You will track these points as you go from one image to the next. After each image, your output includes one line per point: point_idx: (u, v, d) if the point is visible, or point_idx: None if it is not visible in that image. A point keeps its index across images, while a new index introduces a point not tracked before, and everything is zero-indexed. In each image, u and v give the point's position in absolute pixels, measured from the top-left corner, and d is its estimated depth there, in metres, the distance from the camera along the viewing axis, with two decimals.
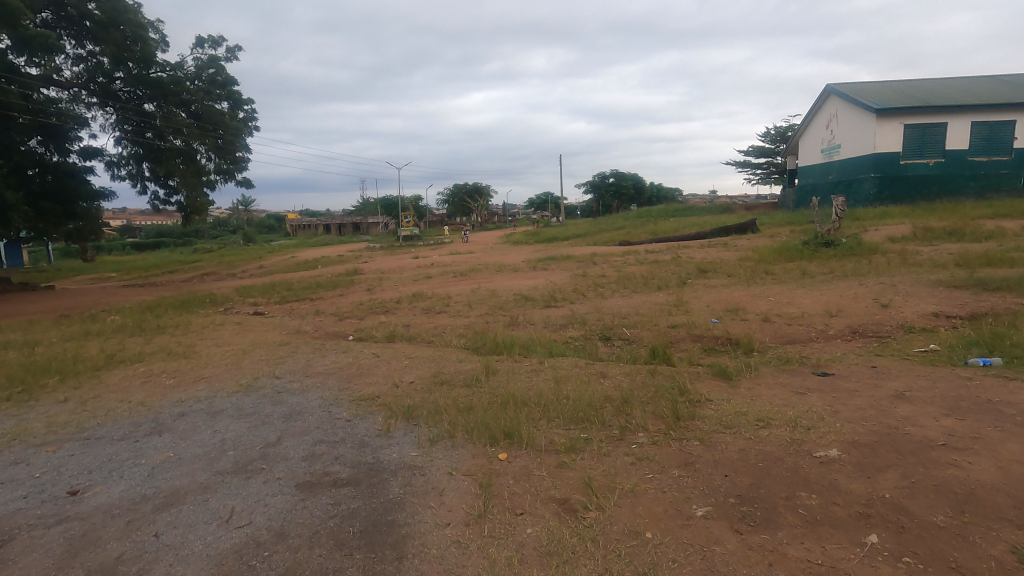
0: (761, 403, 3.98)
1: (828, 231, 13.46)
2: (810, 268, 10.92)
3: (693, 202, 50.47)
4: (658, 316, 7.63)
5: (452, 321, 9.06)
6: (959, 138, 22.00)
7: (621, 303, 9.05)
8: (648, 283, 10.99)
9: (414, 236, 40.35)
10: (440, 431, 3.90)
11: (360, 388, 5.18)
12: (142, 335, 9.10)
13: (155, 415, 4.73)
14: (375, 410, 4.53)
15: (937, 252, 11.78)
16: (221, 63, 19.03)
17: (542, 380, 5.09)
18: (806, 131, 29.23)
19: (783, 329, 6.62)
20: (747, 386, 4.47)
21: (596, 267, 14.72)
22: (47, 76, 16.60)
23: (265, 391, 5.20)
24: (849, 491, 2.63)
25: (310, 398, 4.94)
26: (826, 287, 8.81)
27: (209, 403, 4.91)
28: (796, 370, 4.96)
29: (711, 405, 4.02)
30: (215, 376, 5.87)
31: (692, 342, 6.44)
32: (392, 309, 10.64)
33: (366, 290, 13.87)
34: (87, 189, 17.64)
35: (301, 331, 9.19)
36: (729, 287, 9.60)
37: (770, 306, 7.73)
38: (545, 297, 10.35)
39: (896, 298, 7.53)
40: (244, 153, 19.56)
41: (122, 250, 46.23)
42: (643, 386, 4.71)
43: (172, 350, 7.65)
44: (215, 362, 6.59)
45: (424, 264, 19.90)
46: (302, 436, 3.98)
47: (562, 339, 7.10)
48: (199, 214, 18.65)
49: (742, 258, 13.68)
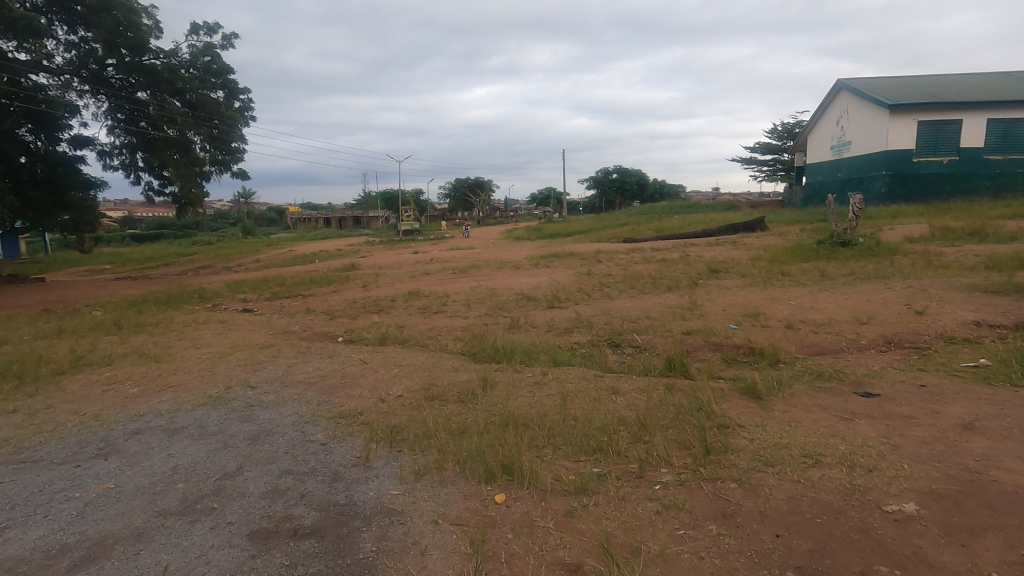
0: (803, 433, 3.40)
1: (844, 230, 12.87)
2: (828, 269, 10.34)
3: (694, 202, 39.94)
4: (671, 320, 7.04)
5: (449, 323, 8.47)
6: (974, 135, 21.33)
7: (630, 305, 8.46)
8: (657, 283, 10.41)
9: (414, 230, 39.87)
10: (427, 462, 3.34)
11: (341, 402, 4.61)
12: (118, 334, 8.51)
13: (106, 432, 4.15)
14: (355, 430, 3.96)
15: (959, 253, 11.20)
16: (217, 50, 18.40)
17: (546, 395, 4.52)
18: (815, 127, 28.56)
19: (810, 338, 6.04)
20: (783, 408, 3.90)
21: (601, 265, 14.14)
22: (37, 62, 15.96)
23: (234, 405, 4.63)
24: (941, 566, 2.07)
25: (284, 414, 4.37)
26: (851, 290, 8.21)
27: (169, 420, 4.34)
28: (835, 388, 4.38)
29: (744, 433, 3.45)
30: (184, 385, 5.30)
31: (710, 352, 5.87)
32: (386, 308, 10.05)
33: (361, 286, 13.28)
34: (77, 178, 17.05)
35: (290, 331, 8.61)
36: (745, 289, 9.01)
37: (792, 311, 7.14)
38: (548, 297, 9.76)
39: (931, 303, 6.92)
40: (239, 144, 18.96)
41: (120, 241, 45.78)
42: (661, 405, 4.15)
43: (146, 352, 7.07)
44: (187, 368, 6.03)
45: (423, 259, 19.36)
46: (267, 464, 3.41)
47: (566, 345, 6.53)
48: (193, 205, 18.01)
49: (754, 257, 13.08)
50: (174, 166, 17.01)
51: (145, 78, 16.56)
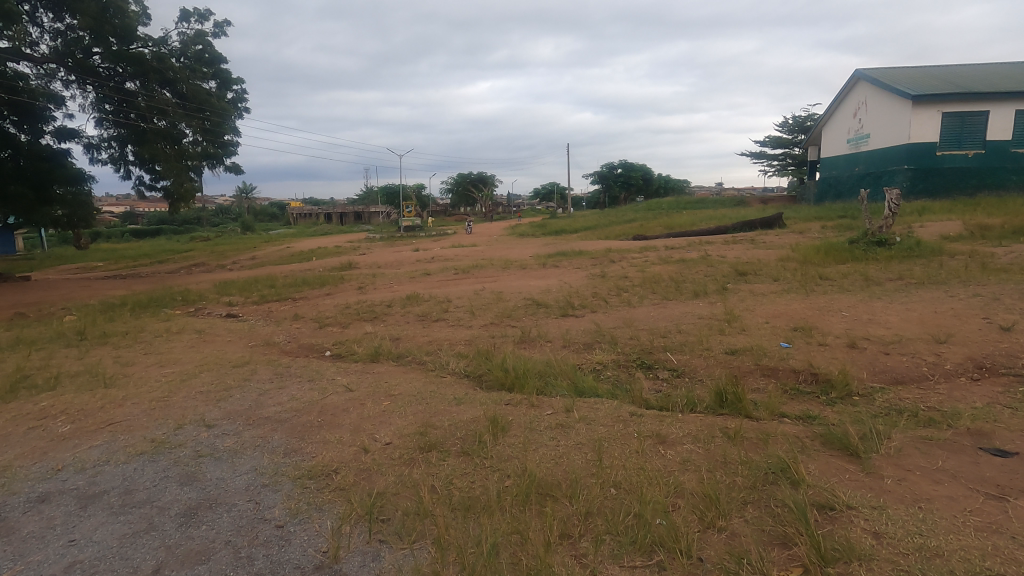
0: (951, 525, 2.42)
1: (880, 228, 11.84)
2: (869, 272, 9.31)
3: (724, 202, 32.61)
4: (709, 336, 6.04)
5: (451, 334, 7.48)
6: (1002, 128, 20.26)
7: (655, 315, 7.48)
8: (681, 287, 9.40)
9: (415, 226, 38.95)
10: (416, 567, 2.38)
11: (313, 453, 3.64)
12: (79, 346, 7.55)
13: (4, 499, 3.20)
14: (326, 502, 2.99)
15: (1011, 254, 10.18)
16: (208, 38, 17.39)
17: (573, 446, 3.54)
18: (831, 120, 27.41)
19: (883, 361, 5.06)
20: (898, 474, 2.93)
21: (615, 265, 13.13)
22: (18, 51, 14.92)
23: (178, 456, 3.66)
24: None
25: (239, 472, 3.40)
26: (907, 299, 7.22)
27: (90, 479, 3.37)
28: (949, 439, 3.38)
29: (864, 523, 2.48)
30: (127, 422, 4.34)
31: (764, 379, 4.89)
32: (381, 315, 9.08)
33: (356, 289, 12.31)
34: (68, 172, 16.03)
35: (272, 343, 7.63)
36: (784, 296, 7.99)
37: (849, 326, 6.12)
38: (561, 304, 8.76)
39: (1015, 318, 5.91)
40: (232, 137, 17.97)
41: (119, 237, 45.00)
42: (727, 466, 3.17)
43: (100, 372, 6.10)
44: (140, 395, 5.07)
45: (424, 258, 18.41)
46: (198, 566, 2.46)
47: (588, 367, 5.56)
48: (184, 201, 16.93)
49: (782, 257, 12.05)
50: (164, 159, 15.94)
51: (133, 67, 15.52)
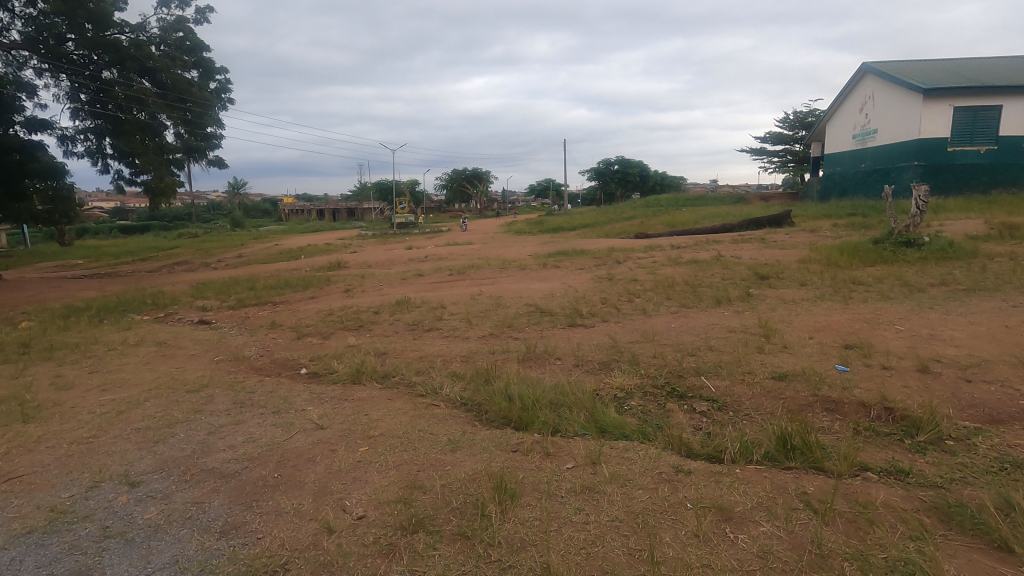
0: None
1: (906, 227, 10.96)
2: (906, 276, 8.43)
3: (725, 199, 31.77)
4: (748, 355, 5.15)
5: (445, 348, 6.56)
6: (1016, 123, 19.50)
7: (678, 326, 6.57)
8: (699, 292, 8.51)
9: (408, 223, 37.99)
10: None
11: (261, 531, 2.72)
12: (17, 362, 6.56)
13: None
14: None
15: None
16: (189, 24, 16.28)
17: (607, 526, 2.63)
18: (837, 114, 26.59)
19: (969, 391, 4.17)
20: None
21: (622, 267, 12.22)
22: None
23: (78, 537, 2.73)
24: None
25: (152, 569, 2.47)
26: (964, 308, 6.35)
27: None
28: None
29: None
30: (30, 478, 3.39)
31: (827, 415, 3.99)
32: (367, 324, 8.14)
33: (343, 292, 11.32)
34: (46, 162, 14.86)
35: (241, 358, 6.67)
36: (820, 304, 7.10)
37: (910, 343, 5.25)
38: (568, 311, 7.83)
39: None
40: (216, 129, 16.96)
41: (106, 233, 43.88)
42: (829, 565, 2.28)
43: (27, 398, 5.11)
44: (62, 434, 4.10)
45: (416, 257, 17.45)
46: None
47: (607, 395, 4.64)
48: (165, 197, 15.87)
49: (803, 258, 11.17)
50: (143, 153, 14.91)
51: (110, 55, 14.38)
